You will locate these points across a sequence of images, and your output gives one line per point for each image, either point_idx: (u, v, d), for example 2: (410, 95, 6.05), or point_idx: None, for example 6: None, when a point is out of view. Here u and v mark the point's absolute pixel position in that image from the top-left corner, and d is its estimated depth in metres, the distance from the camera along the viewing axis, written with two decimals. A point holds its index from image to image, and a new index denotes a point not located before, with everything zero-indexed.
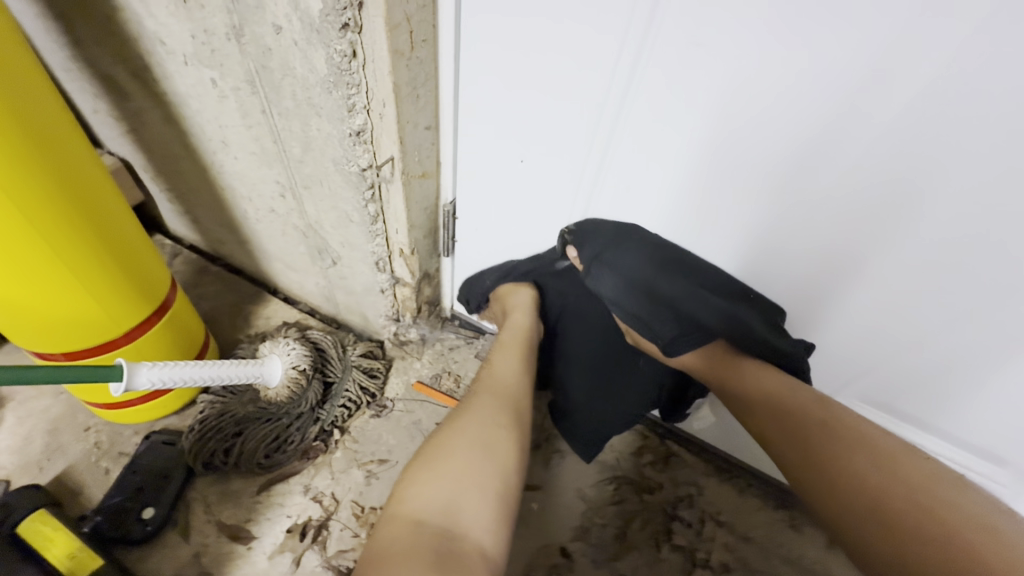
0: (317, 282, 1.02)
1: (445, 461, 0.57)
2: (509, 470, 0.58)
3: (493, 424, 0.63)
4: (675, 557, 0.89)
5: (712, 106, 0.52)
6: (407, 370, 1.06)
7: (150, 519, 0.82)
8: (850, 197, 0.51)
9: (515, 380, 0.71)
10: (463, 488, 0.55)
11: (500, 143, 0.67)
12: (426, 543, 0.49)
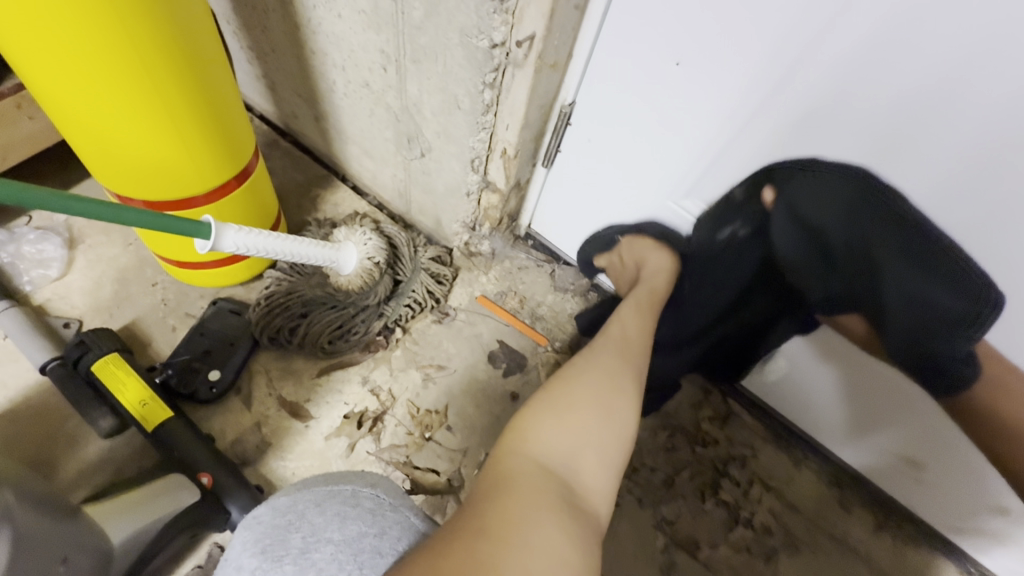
0: (394, 174, 0.96)
1: (569, 409, 0.57)
2: (625, 435, 0.58)
3: (621, 389, 0.62)
4: (720, 511, 0.89)
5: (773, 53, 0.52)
6: (473, 283, 1.02)
7: (217, 382, 0.83)
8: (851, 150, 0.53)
9: (637, 334, 0.71)
10: (585, 445, 0.54)
11: (641, 47, 0.60)
12: (554, 481, 0.50)
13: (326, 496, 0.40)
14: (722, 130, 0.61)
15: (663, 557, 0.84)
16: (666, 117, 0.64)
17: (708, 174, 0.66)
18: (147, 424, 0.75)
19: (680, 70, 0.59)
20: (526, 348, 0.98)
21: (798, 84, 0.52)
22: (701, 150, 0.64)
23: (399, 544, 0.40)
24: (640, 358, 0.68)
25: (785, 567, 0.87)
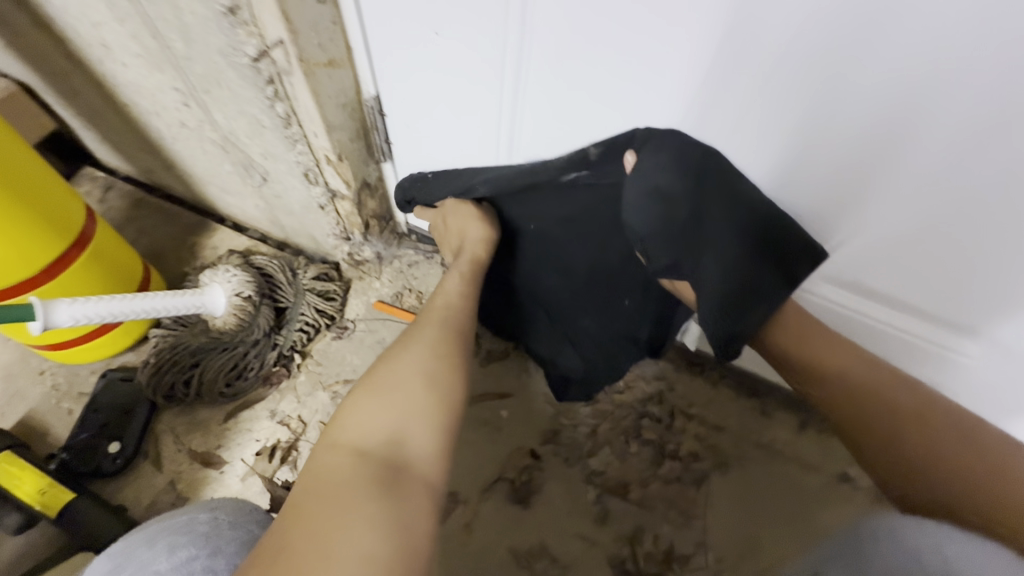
0: (257, 204, 0.95)
1: (383, 386, 0.52)
2: (457, 395, 0.53)
3: (442, 351, 0.56)
4: (646, 451, 0.90)
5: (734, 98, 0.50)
6: (367, 290, 1.02)
7: (119, 453, 0.83)
8: (833, 168, 0.51)
9: (464, 299, 0.65)
10: (406, 417, 0.50)
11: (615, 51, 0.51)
12: (370, 471, 0.45)
13: (161, 535, 0.50)
14: (656, 122, 0.55)
15: (597, 507, 0.86)
16: (595, 114, 0.58)
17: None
18: (50, 511, 0.75)
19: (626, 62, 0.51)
20: None
21: (744, 118, 0.51)
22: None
23: (231, 559, 0.48)
24: (468, 325, 0.62)
25: (716, 486, 0.89)
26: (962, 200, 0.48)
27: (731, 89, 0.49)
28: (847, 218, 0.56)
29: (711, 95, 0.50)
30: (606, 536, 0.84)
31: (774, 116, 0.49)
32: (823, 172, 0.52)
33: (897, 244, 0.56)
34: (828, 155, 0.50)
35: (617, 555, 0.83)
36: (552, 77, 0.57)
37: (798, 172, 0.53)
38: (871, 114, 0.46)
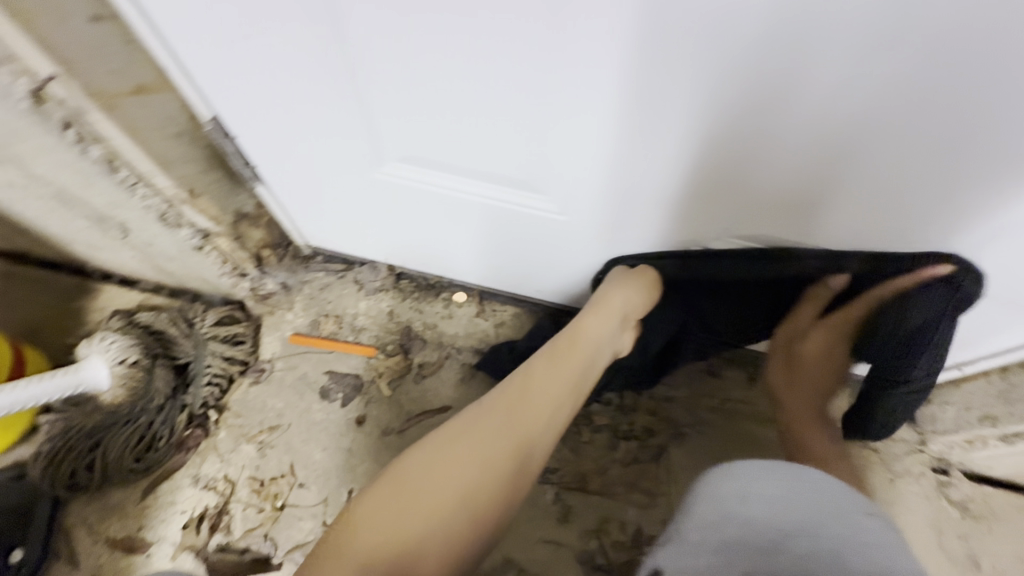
0: (132, 256, 0.85)
1: (428, 495, 0.52)
2: (483, 523, 0.54)
3: (497, 473, 0.55)
4: (600, 437, 0.87)
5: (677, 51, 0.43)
6: (281, 324, 0.94)
7: (23, 561, 0.74)
8: (801, 118, 0.45)
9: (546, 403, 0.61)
10: (425, 534, 0.51)
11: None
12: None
13: None
14: (601, 87, 0.48)
15: (557, 506, 0.82)
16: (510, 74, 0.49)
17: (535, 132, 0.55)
18: None
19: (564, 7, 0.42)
20: (358, 366, 0.92)
21: (691, 74, 0.44)
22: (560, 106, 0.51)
23: None
24: (540, 441, 0.59)
25: (676, 458, 0.86)
26: (952, 138, 0.42)
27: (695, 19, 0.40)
28: (823, 170, 0.49)
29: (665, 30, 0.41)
30: (571, 534, 0.81)
31: (735, 54, 0.41)
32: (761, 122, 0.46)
33: (882, 190, 0.49)
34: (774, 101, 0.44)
35: (585, 551, 0.80)
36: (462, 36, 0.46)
37: (737, 123, 0.47)
38: (853, 39, 0.38)
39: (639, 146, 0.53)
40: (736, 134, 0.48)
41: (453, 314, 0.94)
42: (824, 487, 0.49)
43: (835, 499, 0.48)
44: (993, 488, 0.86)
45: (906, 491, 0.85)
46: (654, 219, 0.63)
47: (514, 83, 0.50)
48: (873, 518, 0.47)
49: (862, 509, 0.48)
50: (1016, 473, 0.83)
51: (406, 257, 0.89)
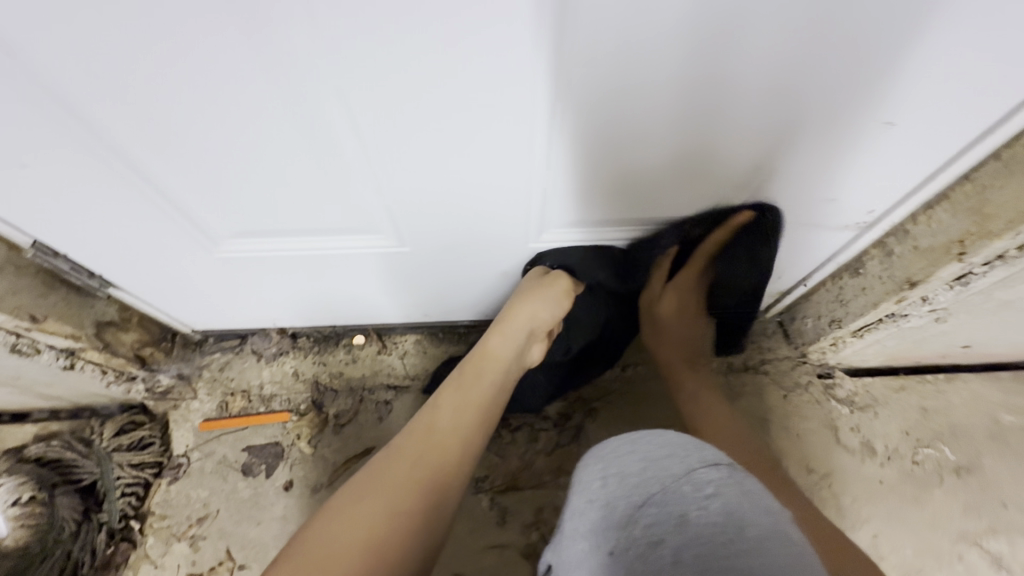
0: (8, 391, 0.82)
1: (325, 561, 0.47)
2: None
3: (403, 521, 0.52)
4: (521, 434, 0.91)
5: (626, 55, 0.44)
6: (188, 415, 0.93)
7: None
8: (746, 85, 0.48)
9: (450, 438, 0.60)
10: None
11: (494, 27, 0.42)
12: None
13: None
14: (546, 101, 0.49)
15: (494, 510, 0.86)
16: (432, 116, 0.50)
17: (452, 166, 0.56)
18: None
19: (498, 50, 0.43)
20: (276, 434, 0.92)
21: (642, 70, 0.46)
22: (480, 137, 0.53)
23: None
24: (449, 480, 0.57)
25: (593, 433, 0.91)
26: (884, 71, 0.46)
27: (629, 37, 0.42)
28: (773, 123, 0.53)
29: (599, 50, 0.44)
30: (512, 533, 0.84)
31: (665, 54, 0.44)
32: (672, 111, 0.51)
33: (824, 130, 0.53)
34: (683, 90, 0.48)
35: (528, 545, 0.84)
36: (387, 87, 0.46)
37: (678, 105, 0.50)
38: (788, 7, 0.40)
39: (553, 156, 0.56)
40: (650, 124, 0.52)
41: (356, 357, 0.96)
42: (667, 450, 0.41)
43: (674, 458, 0.40)
44: (870, 377, 0.95)
45: (800, 402, 0.93)
46: (482, 228, 0.67)
47: (445, 124, 0.51)
48: (715, 468, 0.39)
49: (701, 461, 0.40)
50: (884, 359, 0.92)
51: (310, 313, 0.90)
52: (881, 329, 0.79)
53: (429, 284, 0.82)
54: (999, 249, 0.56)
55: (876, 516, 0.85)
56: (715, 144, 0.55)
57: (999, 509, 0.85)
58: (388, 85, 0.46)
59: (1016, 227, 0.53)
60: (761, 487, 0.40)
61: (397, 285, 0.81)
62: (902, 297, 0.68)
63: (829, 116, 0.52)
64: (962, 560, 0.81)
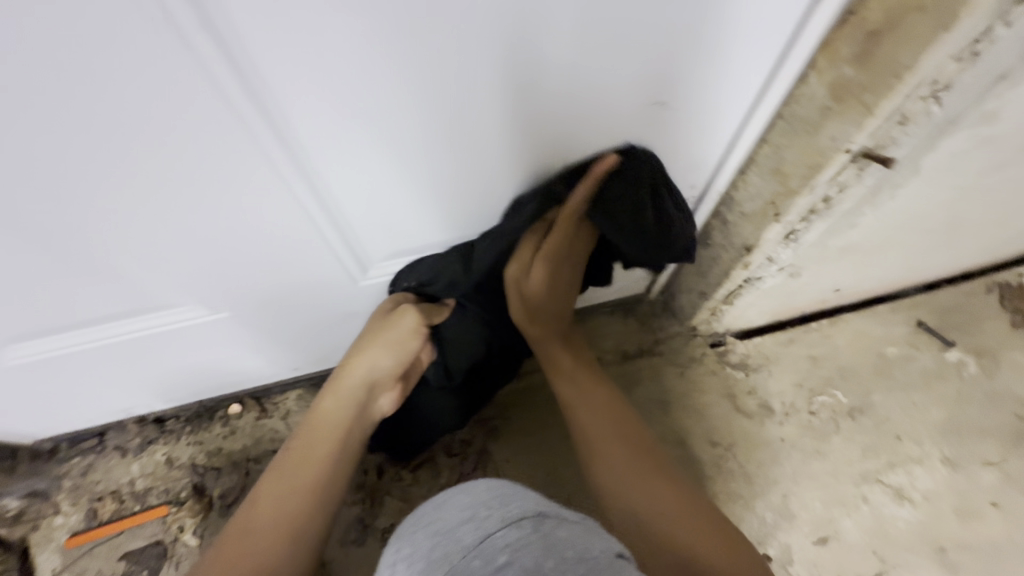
0: None
1: None
2: None
3: None
4: (424, 472, 0.87)
5: (377, 55, 0.38)
6: (52, 533, 0.83)
7: None
8: (538, 66, 0.42)
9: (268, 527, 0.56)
10: None
11: (227, 24, 0.34)
12: None
13: None
14: (313, 118, 0.42)
15: None
16: (201, 147, 0.41)
17: (256, 198, 0.48)
18: None
19: (219, 75, 0.36)
20: (156, 532, 0.83)
21: (406, 66, 0.39)
22: (271, 161, 0.44)
23: None
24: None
25: (497, 453, 0.88)
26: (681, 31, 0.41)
27: (397, 17, 0.36)
28: (593, 103, 0.47)
29: (369, 37, 0.37)
30: None
31: (423, 42, 0.38)
32: (483, 97, 0.44)
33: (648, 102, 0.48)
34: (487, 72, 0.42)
35: None
36: (127, 122, 0.38)
37: (473, 97, 0.43)
38: None
39: (366, 172, 0.49)
40: (467, 115, 0.46)
41: (234, 428, 0.89)
42: (467, 518, 0.43)
43: (473, 525, 0.41)
44: (761, 337, 0.95)
45: (700, 376, 0.92)
46: (294, 276, 0.62)
47: (210, 166, 0.43)
48: (514, 527, 0.40)
49: (501, 522, 0.41)
50: (769, 317, 0.92)
51: (167, 394, 0.81)
52: (750, 291, 0.78)
53: (283, 338, 0.75)
54: (807, 205, 0.55)
55: (783, 476, 0.85)
56: (550, 131, 0.49)
57: (896, 443, 0.86)
58: (108, 134, 0.38)
59: (811, 180, 0.52)
60: (571, 530, 0.41)
61: (246, 346, 0.74)
62: (748, 262, 0.68)
63: (648, 87, 0.47)
64: (867, 500, 0.82)
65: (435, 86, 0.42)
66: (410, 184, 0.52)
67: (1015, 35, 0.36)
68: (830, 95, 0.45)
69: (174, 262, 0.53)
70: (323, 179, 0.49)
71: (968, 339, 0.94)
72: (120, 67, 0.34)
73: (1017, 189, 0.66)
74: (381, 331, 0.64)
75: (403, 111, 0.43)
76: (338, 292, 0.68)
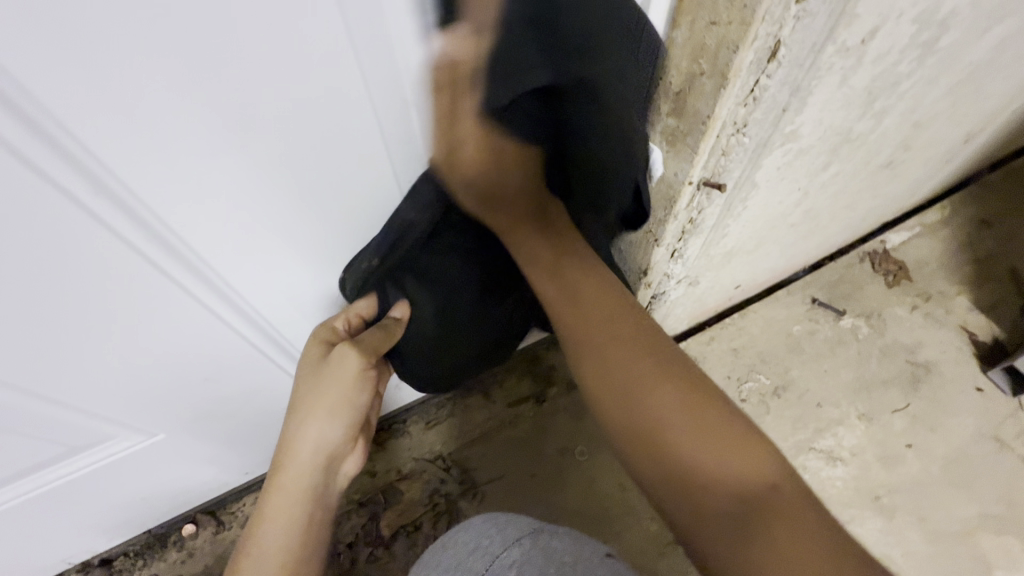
0: None
1: None
2: None
3: None
4: (397, 543, 0.87)
5: (282, 206, 0.44)
6: None
7: None
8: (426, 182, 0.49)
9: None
10: None
11: (153, 219, 0.39)
12: None
13: None
14: (237, 259, 0.47)
15: None
16: (102, 283, 0.42)
17: (169, 316, 0.49)
18: None
19: (146, 252, 0.41)
20: None
21: (309, 207, 0.45)
22: (197, 293, 0.48)
23: None
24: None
25: (466, 507, 0.89)
26: None
27: (290, 178, 0.41)
28: None
29: (275, 197, 0.43)
30: None
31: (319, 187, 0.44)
32: (366, 181, 0.45)
33: None
34: (373, 172, 0.45)
35: None
36: (54, 294, 0.41)
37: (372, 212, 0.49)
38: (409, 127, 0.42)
39: (289, 283, 0.54)
40: (358, 201, 0.47)
41: (191, 550, 0.85)
42: (473, 549, 0.49)
43: (479, 554, 0.48)
44: (686, 341, 1.02)
45: None
46: (222, 384, 0.63)
47: (142, 314, 0.47)
48: (515, 545, 0.47)
49: (504, 543, 0.48)
50: (689, 321, 1.00)
51: (110, 533, 0.77)
52: (660, 304, 0.85)
53: (226, 446, 0.75)
54: (677, 228, 0.64)
55: None
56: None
57: (818, 410, 0.95)
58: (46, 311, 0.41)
59: (673, 209, 0.61)
60: (564, 538, 0.49)
61: (189, 463, 0.73)
62: (650, 281, 0.77)
63: None
64: (807, 468, 0.91)
65: (339, 213, 0.48)
66: (329, 279, 0.57)
67: (778, 82, 0.46)
68: (666, 141, 0.54)
69: (98, 398, 0.54)
70: (232, 284, 0.50)
71: (856, 304, 1.06)
72: (56, 262, 0.38)
73: (847, 179, 0.78)
74: (321, 384, 0.57)
75: (296, 208, 0.45)
76: (276, 390, 0.70)
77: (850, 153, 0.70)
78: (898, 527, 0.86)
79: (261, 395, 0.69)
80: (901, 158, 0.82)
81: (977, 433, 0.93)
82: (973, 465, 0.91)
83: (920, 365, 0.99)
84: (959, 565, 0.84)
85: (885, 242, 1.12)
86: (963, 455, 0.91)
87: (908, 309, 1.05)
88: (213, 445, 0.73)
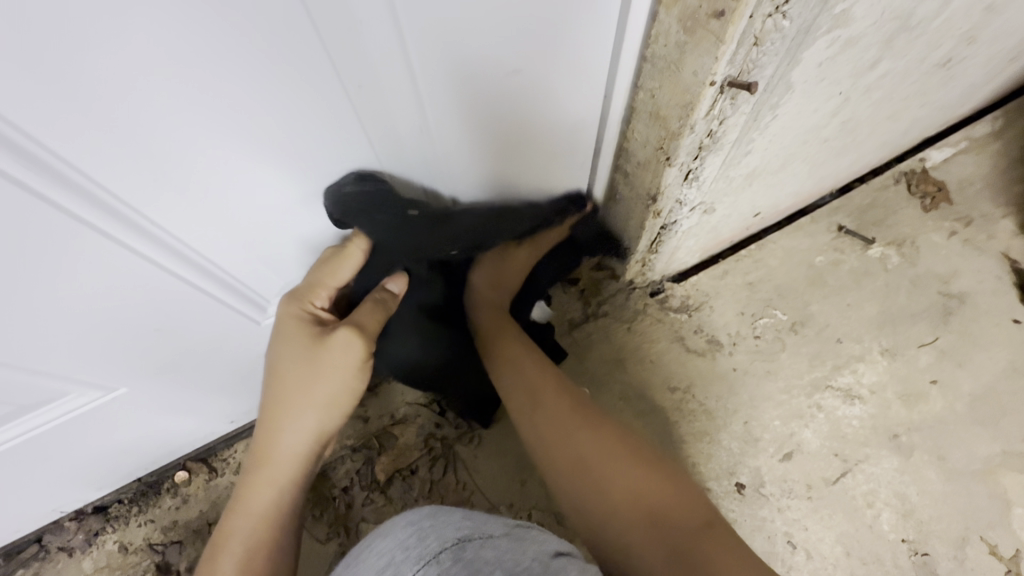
0: None
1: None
2: None
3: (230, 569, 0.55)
4: (392, 487, 0.85)
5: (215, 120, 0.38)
6: None
7: None
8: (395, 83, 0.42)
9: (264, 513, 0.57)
10: None
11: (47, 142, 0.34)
12: None
13: None
14: (170, 187, 0.41)
15: None
16: None
17: (96, 261, 0.42)
18: None
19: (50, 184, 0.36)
20: None
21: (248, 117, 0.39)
22: (125, 234, 0.42)
23: None
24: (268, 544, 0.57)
25: (463, 451, 0.86)
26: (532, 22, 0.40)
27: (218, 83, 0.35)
28: (470, 100, 0.46)
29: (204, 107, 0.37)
30: None
31: (260, 93, 0.37)
32: (317, 85, 0.39)
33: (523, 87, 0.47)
34: (325, 73, 0.38)
35: None
36: None
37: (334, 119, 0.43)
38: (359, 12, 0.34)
39: (244, 211, 0.48)
40: (304, 113, 0.41)
41: (184, 497, 0.83)
42: (383, 568, 0.42)
43: (389, 575, 0.41)
44: (697, 274, 0.94)
45: (647, 327, 0.91)
46: (183, 336, 0.57)
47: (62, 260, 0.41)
48: (431, 563, 0.40)
49: (418, 561, 0.41)
50: (701, 254, 0.91)
51: (96, 484, 0.75)
52: (673, 234, 0.76)
53: (203, 397, 0.70)
54: (694, 143, 0.54)
55: (741, 404, 0.86)
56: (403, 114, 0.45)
57: (837, 346, 0.89)
58: None
59: (689, 119, 0.50)
60: (495, 550, 0.43)
61: (166, 414, 0.69)
62: (659, 210, 0.67)
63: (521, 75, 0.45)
64: (822, 408, 0.85)
65: (296, 123, 0.41)
66: (290, 206, 0.50)
67: None
68: (682, 29, 0.43)
69: (38, 356, 0.48)
70: (175, 231, 0.45)
71: (888, 231, 0.96)
72: None
73: (896, 83, 0.66)
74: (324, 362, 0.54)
75: (230, 122, 0.39)
76: (245, 337, 0.64)
77: (905, 48, 0.58)
78: (916, 466, 0.82)
79: (229, 344, 0.63)
80: (962, 55, 0.69)
81: (1010, 367, 0.87)
82: (1002, 401, 0.85)
83: (953, 297, 0.91)
84: (978, 503, 0.80)
85: (925, 160, 1.00)
86: (993, 390, 0.85)
87: (945, 236, 0.95)
88: (187, 397, 0.68)
